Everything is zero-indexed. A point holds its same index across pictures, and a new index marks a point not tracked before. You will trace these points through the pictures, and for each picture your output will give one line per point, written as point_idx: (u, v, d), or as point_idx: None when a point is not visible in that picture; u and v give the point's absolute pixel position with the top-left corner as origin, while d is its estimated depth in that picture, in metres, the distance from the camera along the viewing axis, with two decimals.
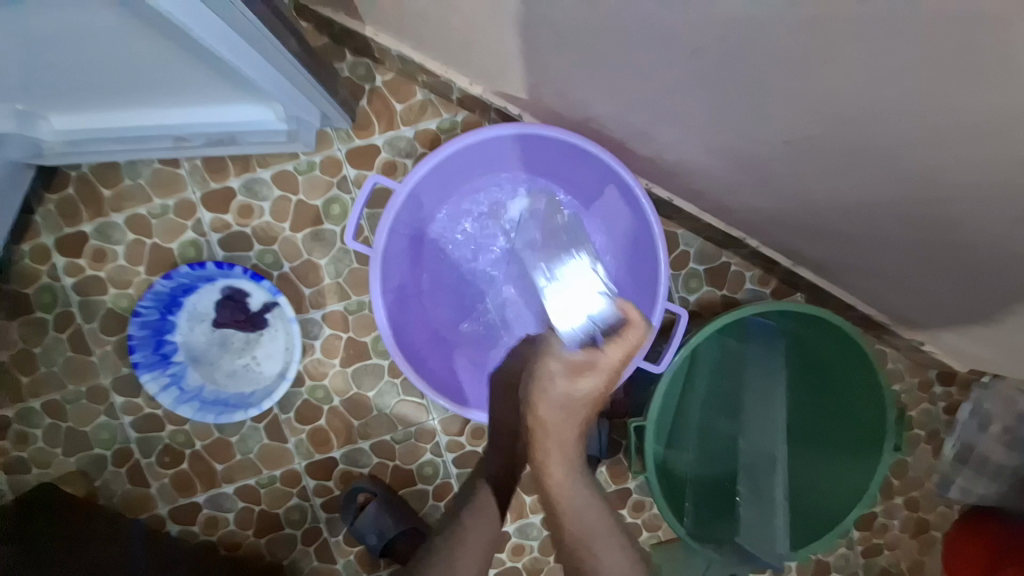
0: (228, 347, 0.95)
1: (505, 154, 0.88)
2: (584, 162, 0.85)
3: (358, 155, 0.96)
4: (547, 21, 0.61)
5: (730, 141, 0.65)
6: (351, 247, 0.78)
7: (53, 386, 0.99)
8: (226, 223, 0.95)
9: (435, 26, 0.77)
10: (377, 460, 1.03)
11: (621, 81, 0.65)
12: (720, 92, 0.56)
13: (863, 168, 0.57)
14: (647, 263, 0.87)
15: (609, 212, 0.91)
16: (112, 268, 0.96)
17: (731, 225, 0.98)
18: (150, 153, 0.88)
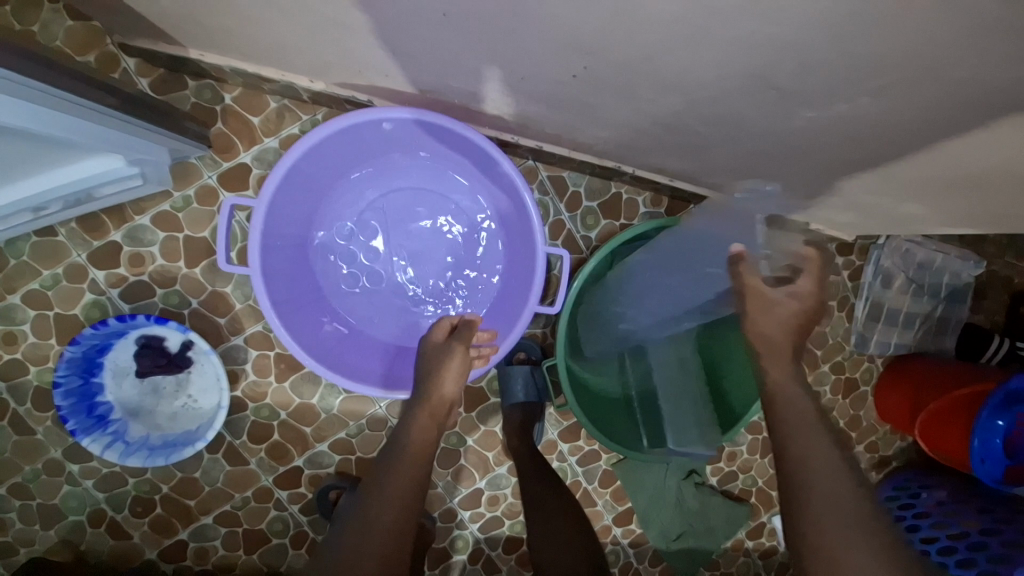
0: (162, 393, 0.98)
1: (363, 141, 0.90)
2: (436, 134, 0.88)
3: (231, 178, 0.97)
4: (332, 12, 0.65)
5: (535, 83, 0.71)
6: (229, 271, 0.80)
7: (9, 471, 1.02)
8: (121, 276, 0.97)
9: (252, 39, 0.78)
10: (339, 456, 1.09)
11: (423, 52, 0.70)
12: (494, 43, 0.62)
13: (641, 81, 0.63)
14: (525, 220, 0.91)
15: (478, 175, 0.95)
16: (25, 347, 0.97)
17: (603, 157, 1.03)
18: (14, 231, 0.88)
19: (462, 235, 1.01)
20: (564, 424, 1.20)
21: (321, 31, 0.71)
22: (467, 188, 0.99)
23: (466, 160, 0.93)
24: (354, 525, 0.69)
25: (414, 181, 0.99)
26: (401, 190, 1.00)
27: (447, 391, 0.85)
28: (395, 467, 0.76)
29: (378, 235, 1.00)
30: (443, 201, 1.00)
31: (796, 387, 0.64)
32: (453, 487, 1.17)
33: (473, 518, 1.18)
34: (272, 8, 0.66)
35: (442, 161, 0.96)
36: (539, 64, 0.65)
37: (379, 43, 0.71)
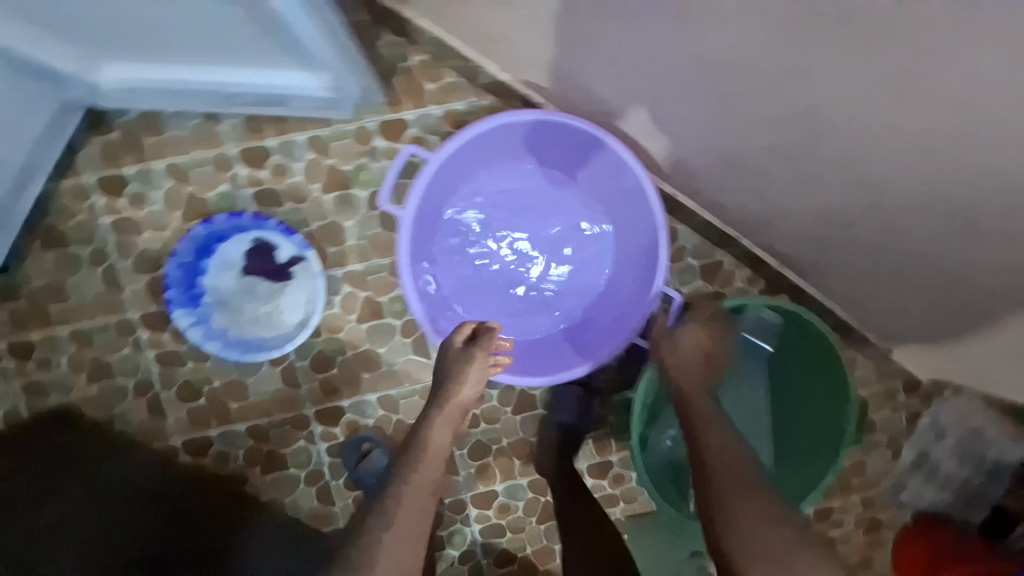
0: (255, 295, 1.01)
1: (530, 135, 0.94)
2: (590, 146, 0.92)
3: (389, 128, 1.03)
4: (585, 21, 0.74)
5: (727, 135, 0.81)
6: (383, 209, 0.84)
7: (81, 317, 1.03)
8: (260, 179, 1.02)
9: (482, 15, 0.86)
10: (382, 412, 1.10)
11: (640, 78, 0.80)
12: (721, 91, 0.72)
13: (831, 156, 0.72)
14: (649, 245, 0.93)
15: (616, 204, 0.98)
16: (148, 212, 1.01)
17: (726, 224, 1.08)
18: (193, 107, 0.93)
19: (577, 251, 1.02)
20: (595, 460, 1.19)
21: (552, 23, 0.78)
22: (598, 212, 1.01)
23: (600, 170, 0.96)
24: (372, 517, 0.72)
25: (551, 185, 1.01)
26: (530, 185, 1.01)
27: (465, 396, 0.84)
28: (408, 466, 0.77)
29: (501, 222, 1.02)
30: (567, 206, 1.02)
31: (716, 420, 0.75)
32: (471, 482, 1.17)
33: (478, 518, 1.17)
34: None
35: (587, 180, 0.99)
36: (747, 103, 0.72)
37: (603, 56, 0.79)
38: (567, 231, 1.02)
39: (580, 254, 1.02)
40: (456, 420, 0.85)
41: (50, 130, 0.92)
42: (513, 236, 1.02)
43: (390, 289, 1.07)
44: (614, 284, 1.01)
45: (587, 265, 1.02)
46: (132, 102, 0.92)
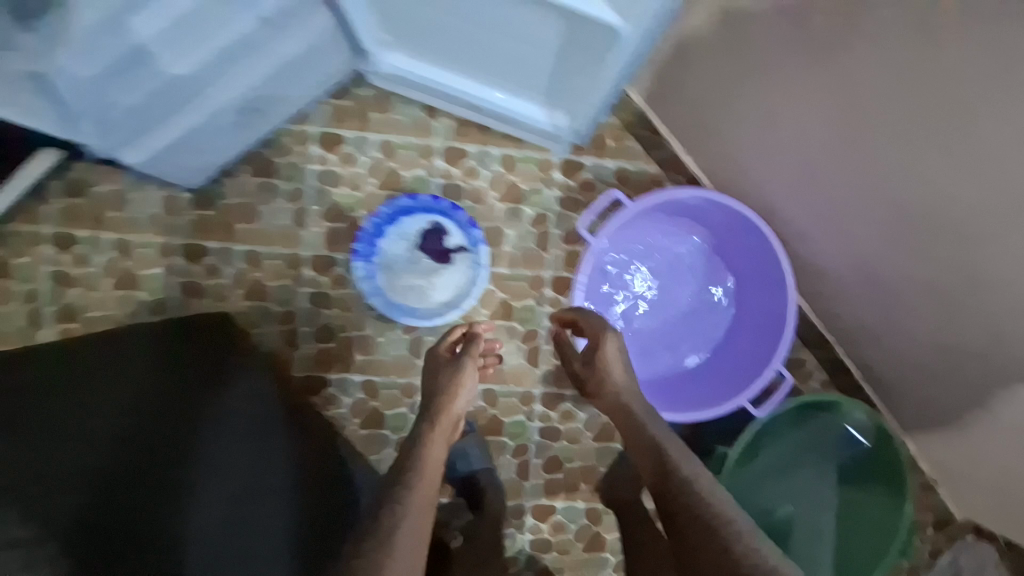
0: (418, 267, 1.15)
1: (703, 207, 1.06)
2: (743, 226, 1.03)
3: (568, 165, 1.20)
4: (795, 141, 0.90)
5: (877, 263, 0.94)
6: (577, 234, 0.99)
7: (260, 241, 1.16)
8: (451, 175, 1.18)
9: (697, 105, 1.04)
10: (481, 403, 1.22)
11: (818, 196, 0.95)
12: (894, 228, 0.86)
13: (974, 310, 0.85)
14: (776, 326, 1.03)
15: (754, 286, 1.08)
16: (352, 172, 1.16)
17: (829, 331, 1.17)
18: (439, 102, 1.14)
19: (705, 316, 1.12)
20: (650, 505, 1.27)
21: (754, 127, 0.96)
22: (733, 287, 1.12)
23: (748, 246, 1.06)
24: (386, 515, 0.74)
25: (699, 251, 1.12)
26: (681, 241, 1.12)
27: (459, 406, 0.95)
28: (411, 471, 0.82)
29: (648, 270, 1.12)
30: (707, 267, 1.12)
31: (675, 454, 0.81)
32: (536, 492, 1.24)
33: (532, 528, 1.24)
34: (750, 91, 0.91)
35: (734, 257, 1.10)
36: (906, 247, 0.87)
37: (791, 170, 0.95)
38: (704, 288, 1.12)
39: (711, 312, 1.12)
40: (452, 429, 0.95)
41: (313, 91, 1.09)
42: (657, 281, 1.12)
43: (526, 297, 1.20)
44: (739, 347, 1.10)
45: (716, 324, 1.11)
46: (395, 86, 1.13)
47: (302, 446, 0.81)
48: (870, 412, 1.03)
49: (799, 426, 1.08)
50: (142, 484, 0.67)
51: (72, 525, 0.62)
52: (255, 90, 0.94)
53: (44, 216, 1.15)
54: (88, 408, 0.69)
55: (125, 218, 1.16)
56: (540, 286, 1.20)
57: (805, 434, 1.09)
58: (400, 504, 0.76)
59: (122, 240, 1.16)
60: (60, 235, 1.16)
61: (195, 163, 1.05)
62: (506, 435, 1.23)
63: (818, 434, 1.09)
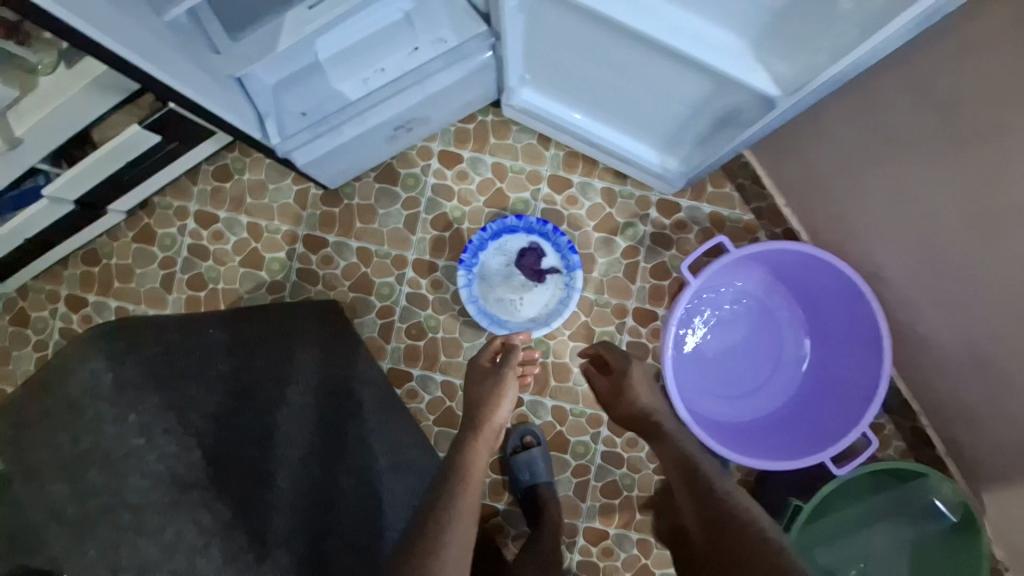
0: (512, 282, 1.22)
1: (801, 263, 1.09)
2: (835, 285, 1.07)
3: (666, 205, 1.26)
4: (916, 209, 0.92)
5: (991, 345, 0.92)
6: (680, 270, 1.06)
7: (373, 239, 1.27)
8: (554, 201, 1.26)
9: (812, 163, 1.09)
10: (550, 418, 1.26)
11: (932, 266, 0.95)
12: (1016, 312, 0.85)
13: None
14: (862, 388, 1.05)
15: (842, 347, 1.10)
16: (464, 187, 1.26)
17: (917, 405, 1.15)
18: (556, 135, 1.23)
19: (784, 369, 1.15)
20: None
21: (876, 193, 0.98)
22: (817, 345, 1.15)
23: (835, 306, 1.09)
24: (433, 523, 0.77)
25: (785, 306, 1.17)
26: (765, 291, 1.17)
27: (498, 417, 0.95)
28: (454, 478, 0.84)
29: (735, 316, 1.16)
30: (787, 321, 1.17)
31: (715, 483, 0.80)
32: (591, 515, 1.27)
33: (582, 549, 1.26)
34: (879, 160, 0.94)
35: (824, 317, 1.13)
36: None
37: (908, 237, 0.97)
38: (783, 340, 1.16)
39: (789, 363, 1.15)
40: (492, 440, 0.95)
41: (455, 117, 1.22)
42: (739, 326, 1.16)
43: (607, 323, 1.25)
44: (814, 402, 1.12)
45: (790, 375, 1.15)
46: (517, 116, 1.22)
47: (359, 439, 0.90)
48: (955, 489, 1.00)
49: (874, 489, 1.07)
50: (234, 438, 0.76)
51: (174, 453, 0.71)
52: (411, 111, 1.07)
53: (194, 194, 1.32)
54: (202, 358, 0.82)
55: (261, 204, 1.30)
56: (622, 314, 1.25)
57: (882, 499, 1.07)
58: (448, 511, 0.80)
59: (255, 224, 1.30)
60: (203, 212, 1.31)
61: (346, 169, 1.20)
62: (569, 453, 1.26)
63: (897, 502, 1.06)
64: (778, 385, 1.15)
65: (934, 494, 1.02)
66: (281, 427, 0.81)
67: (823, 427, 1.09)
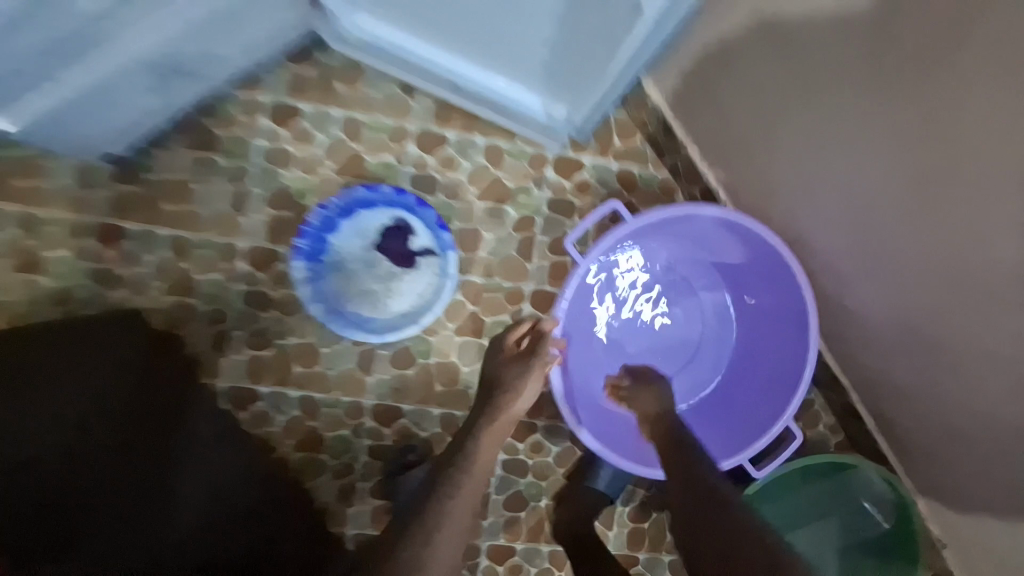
0: (373, 271, 0.97)
1: (717, 229, 0.94)
2: (762, 256, 0.93)
3: (566, 164, 1.03)
4: (839, 155, 0.74)
5: (926, 319, 0.76)
6: (564, 246, 0.88)
7: (191, 226, 0.98)
8: (425, 165, 0.99)
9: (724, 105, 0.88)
10: (438, 430, 1.05)
11: (862, 226, 0.78)
12: (954, 279, 0.69)
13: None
14: (791, 373, 0.93)
15: (771, 322, 0.97)
16: (306, 151, 0.97)
17: (852, 385, 1.00)
18: (416, 81, 0.97)
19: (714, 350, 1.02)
20: (623, 552, 1.13)
21: (795, 134, 0.78)
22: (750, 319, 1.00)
23: (764, 279, 0.95)
24: (421, 522, 0.72)
25: (712, 278, 1.01)
26: (691, 264, 1.01)
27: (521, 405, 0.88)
28: (456, 488, 0.77)
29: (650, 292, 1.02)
30: (712, 298, 1.02)
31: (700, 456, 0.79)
32: (495, 531, 1.10)
33: (486, 569, 1.10)
34: (796, 98, 0.75)
35: (751, 287, 0.99)
36: (966, 304, 0.69)
37: (835, 192, 0.79)
38: (709, 320, 1.02)
39: (712, 347, 1.02)
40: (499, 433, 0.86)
41: (259, 45, 0.92)
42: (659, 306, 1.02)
43: (500, 312, 1.04)
44: (740, 390, 0.99)
45: (715, 360, 1.02)
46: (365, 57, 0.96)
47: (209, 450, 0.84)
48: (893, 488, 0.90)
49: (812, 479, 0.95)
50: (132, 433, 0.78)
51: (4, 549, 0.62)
52: (172, 50, 0.78)
53: None
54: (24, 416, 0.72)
55: (33, 188, 0.96)
56: (518, 300, 1.04)
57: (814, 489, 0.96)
58: (445, 503, 0.75)
59: (25, 215, 0.96)
60: None
61: (103, 129, 0.88)
62: None
63: (831, 494, 0.96)
64: (703, 371, 1.02)
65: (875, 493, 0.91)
66: (185, 467, 0.80)
67: (745, 419, 0.96)
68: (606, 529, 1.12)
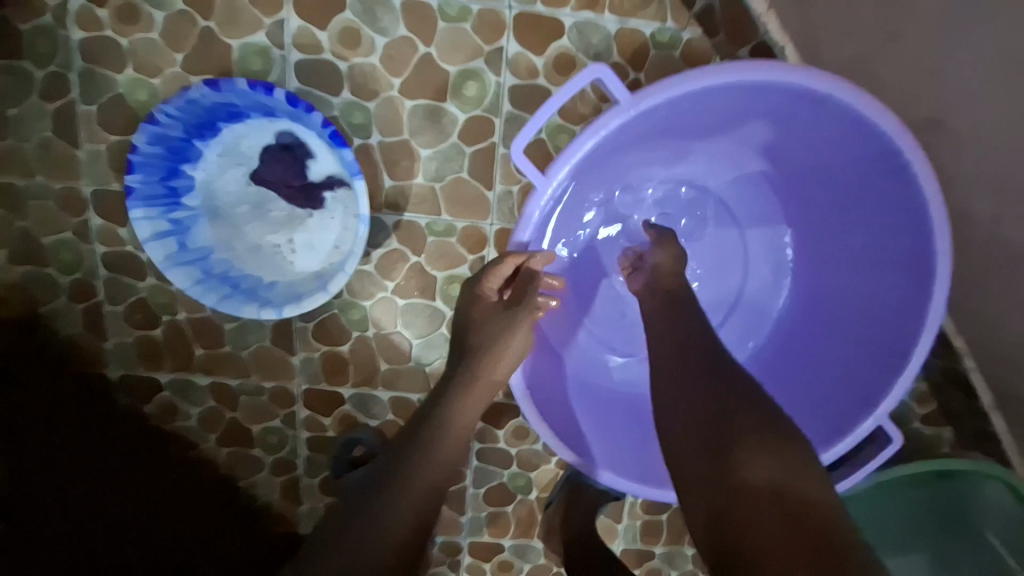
0: (263, 215, 0.69)
1: (787, 115, 0.61)
2: (849, 143, 0.60)
3: (530, 25, 0.67)
4: None
5: None
6: (512, 159, 0.56)
7: (14, 169, 0.71)
8: (317, 44, 0.67)
9: None
10: (391, 416, 0.82)
11: None
12: None
13: None
14: (885, 318, 0.65)
15: (841, 260, 0.69)
16: (141, 40, 0.67)
17: (971, 339, 0.66)
18: None
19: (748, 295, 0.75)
20: (636, 545, 0.90)
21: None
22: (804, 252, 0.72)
23: (849, 176, 0.64)
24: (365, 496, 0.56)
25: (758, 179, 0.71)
26: (731, 162, 0.70)
27: (500, 374, 0.64)
28: (414, 451, 0.59)
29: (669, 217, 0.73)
30: (763, 209, 0.73)
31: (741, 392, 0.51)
32: (476, 528, 0.89)
33: (469, 568, 0.92)
34: None
35: (812, 209, 0.70)
36: None
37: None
38: (762, 238, 0.74)
39: (764, 277, 0.75)
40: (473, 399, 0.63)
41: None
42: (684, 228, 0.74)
43: (456, 262, 0.74)
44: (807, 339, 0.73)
45: (767, 292, 0.75)
46: None
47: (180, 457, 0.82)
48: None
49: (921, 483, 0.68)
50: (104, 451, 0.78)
51: None
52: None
53: None
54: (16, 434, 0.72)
55: None
56: (479, 246, 0.73)
57: (921, 497, 0.68)
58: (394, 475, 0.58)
59: None
60: None
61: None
62: None
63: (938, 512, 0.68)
64: (751, 309, 0.76)
65: (1017, 527, 0.63)
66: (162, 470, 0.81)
67: (816, 382, 0.70)
68: (615, 522, 0.89)
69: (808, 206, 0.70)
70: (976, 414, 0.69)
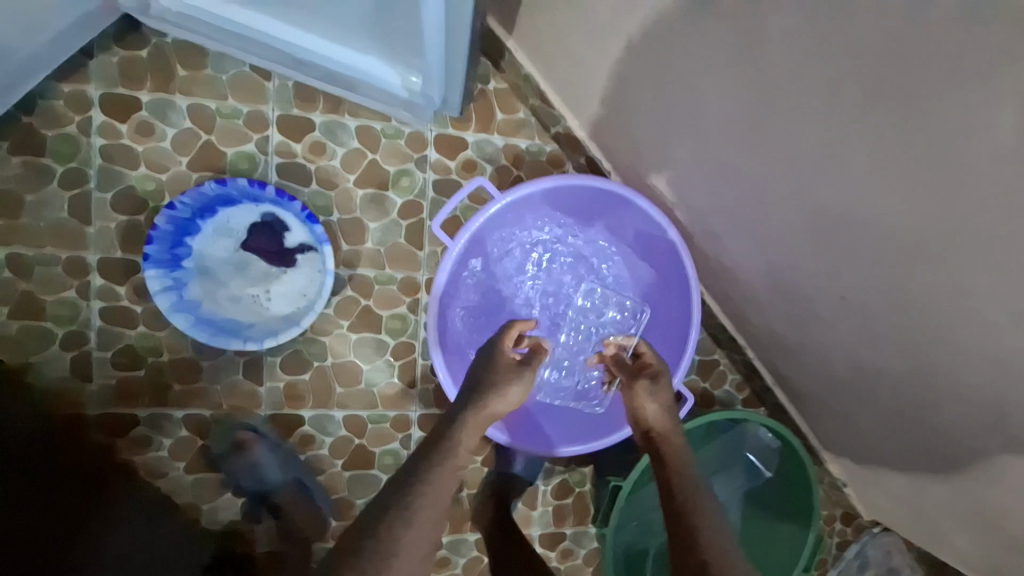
0: (245, 273, 0.91)
1: (598, 201, 0.94)
2: (640, 217, 0.92)
3: (446, 142, 1.00)
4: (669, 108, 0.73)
5: (786, 273, 0.77)
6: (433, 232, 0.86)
7: (30, 241, 0.89)
8: (293, 152, 0.94)
9: (581, 72, 0.86)
10: (343, 433, 1.00)
11: (704, 181, 0.79)
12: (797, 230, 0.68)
13: (871, 330, 0.70)
14: (683, 329, 0.93)
15: (661, 291, 0.98)
16: (152, 146, 0.90)
17: (744, 336, 1.02)
18: (255, 55, 0.87)
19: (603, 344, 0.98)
20: (549, 529, 1.09)
21: (647, 84, 0.74)
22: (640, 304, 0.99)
23: (648, 237, 0.94)
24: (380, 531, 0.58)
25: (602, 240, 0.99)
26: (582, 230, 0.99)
27: (500, 406, 0.74)
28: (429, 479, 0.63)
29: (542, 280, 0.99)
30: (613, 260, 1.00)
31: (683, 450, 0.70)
32: None
33: None
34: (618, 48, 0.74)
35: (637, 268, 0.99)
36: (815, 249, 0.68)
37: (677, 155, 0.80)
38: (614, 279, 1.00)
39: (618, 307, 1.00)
40: (477, 425, 0.71)
41: (71, 31, 0.82)
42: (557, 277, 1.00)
43: (395, 303, 0.99)
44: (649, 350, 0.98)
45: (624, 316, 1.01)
46: (183, 27, 0.84)
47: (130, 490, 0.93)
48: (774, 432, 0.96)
49: (718, 434, 0.98)
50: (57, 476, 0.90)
51: None
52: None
53: None
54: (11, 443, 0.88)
55: None
56: (413, 291, 1.00)
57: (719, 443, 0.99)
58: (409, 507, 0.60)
59: None
60: None
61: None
62: (378, 468, 1.03)
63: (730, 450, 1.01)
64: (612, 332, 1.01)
65: (770, 449, 0.98)
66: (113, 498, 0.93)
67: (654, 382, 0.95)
68: (530, 510, 1.08)
69: (639, 256, 0.98)
70: (765, 389, 1.06)
